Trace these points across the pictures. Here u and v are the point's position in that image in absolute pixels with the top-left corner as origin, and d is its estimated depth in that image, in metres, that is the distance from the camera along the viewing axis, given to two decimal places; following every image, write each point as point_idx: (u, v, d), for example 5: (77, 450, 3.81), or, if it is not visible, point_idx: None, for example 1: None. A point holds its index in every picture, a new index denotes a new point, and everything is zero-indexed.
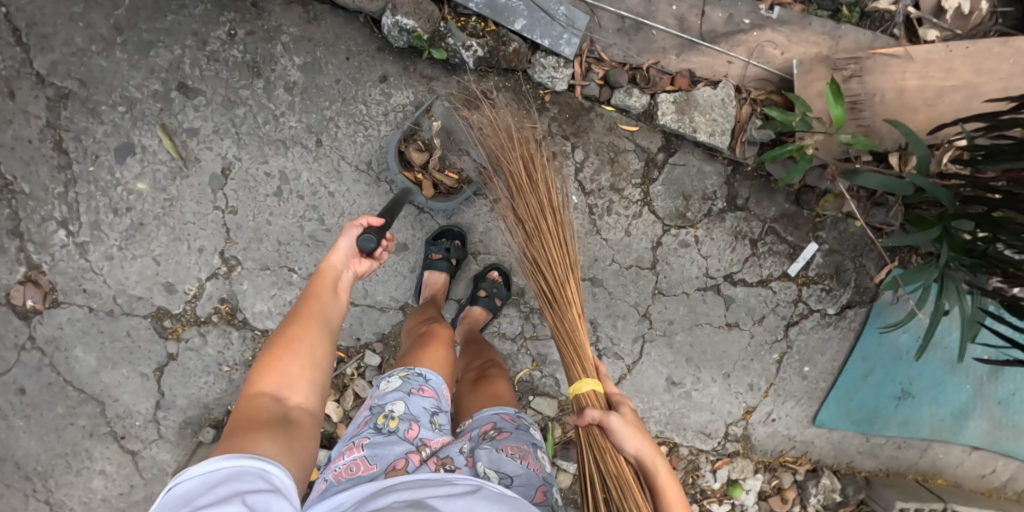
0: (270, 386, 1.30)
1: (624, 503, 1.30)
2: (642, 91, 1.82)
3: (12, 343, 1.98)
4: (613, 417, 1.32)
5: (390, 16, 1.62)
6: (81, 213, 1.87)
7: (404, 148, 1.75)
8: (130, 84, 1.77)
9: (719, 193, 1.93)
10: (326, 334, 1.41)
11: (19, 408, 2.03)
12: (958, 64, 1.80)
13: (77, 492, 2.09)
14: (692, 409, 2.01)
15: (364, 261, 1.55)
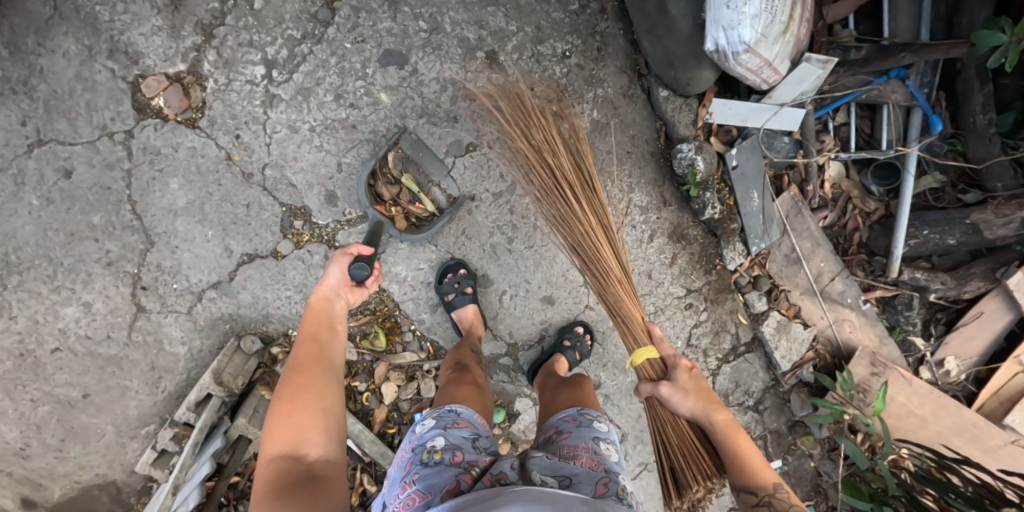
0: (282, 444, 1.20)
1: (687, 470, 1.49)
2: (767, 300, 2.14)
3: (101, 122, 1.64)
4: (662, 388, 1.47)
5: (693, 150, 1.84)
6: (299, 70, 1.67)
7: (371, 183, 1.70)
8: (448, 15, 1.71)
9: (755, 395, 2.21)
10: (328, 378, 1.31)
11: (47, 187, 1.66)
12: (946, 414, 2.09)
13: (37, 306, 1.73)
14: None
15: (352, 292, 1.47)
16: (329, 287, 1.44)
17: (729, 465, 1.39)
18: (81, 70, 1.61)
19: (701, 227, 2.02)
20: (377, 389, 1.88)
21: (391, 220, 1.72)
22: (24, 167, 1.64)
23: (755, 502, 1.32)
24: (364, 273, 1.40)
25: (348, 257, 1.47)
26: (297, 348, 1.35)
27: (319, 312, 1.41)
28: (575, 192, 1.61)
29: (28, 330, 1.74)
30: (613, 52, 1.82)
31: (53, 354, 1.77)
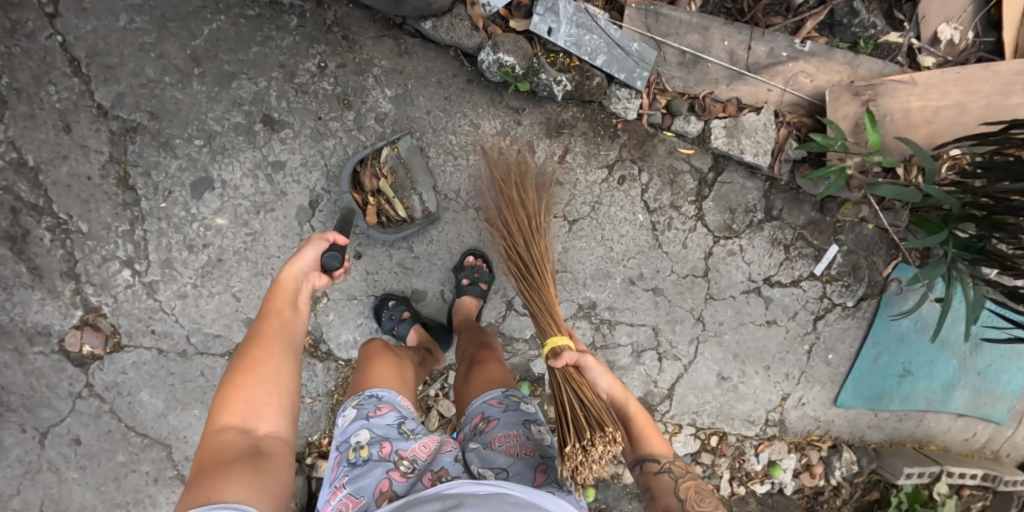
0: (236, 417, 1.19)
1: (600, 417, 1.28)
2: (698, 118, 1.95)
3: (66, 392, 1.86)
4: (589, 357, 1.33)
5: (491, 53, 1.71)
6: (150, 251, 1.80)
7: (360, 169, 1.73)
8: (209, 117, 1.73)
9: (759, 206, 2.09)
10: (286, 355, 1.29)
11: (72, 460, 1.89)
12: (951, 87, 1.91)
13: None
14: (738, 400, 2.21)
15: (315, 278, 1.42)
16: (297, 270, 1.39)
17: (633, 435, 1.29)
18: (23, 367, 1.84)
19: (572, 104, 1.88)
20: None
21: (362, 212, 1.72)
22: (48, 457, 1.89)
23: (658, 469, 1.26)
24: (337, 263, 1.41)
25: (321, 243, 1.44)
26: (259, 320, 1.32)
27: (281, 292, 1.36)
28: (524, 221, 1.66)
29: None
30: (359, 29, 1.73)
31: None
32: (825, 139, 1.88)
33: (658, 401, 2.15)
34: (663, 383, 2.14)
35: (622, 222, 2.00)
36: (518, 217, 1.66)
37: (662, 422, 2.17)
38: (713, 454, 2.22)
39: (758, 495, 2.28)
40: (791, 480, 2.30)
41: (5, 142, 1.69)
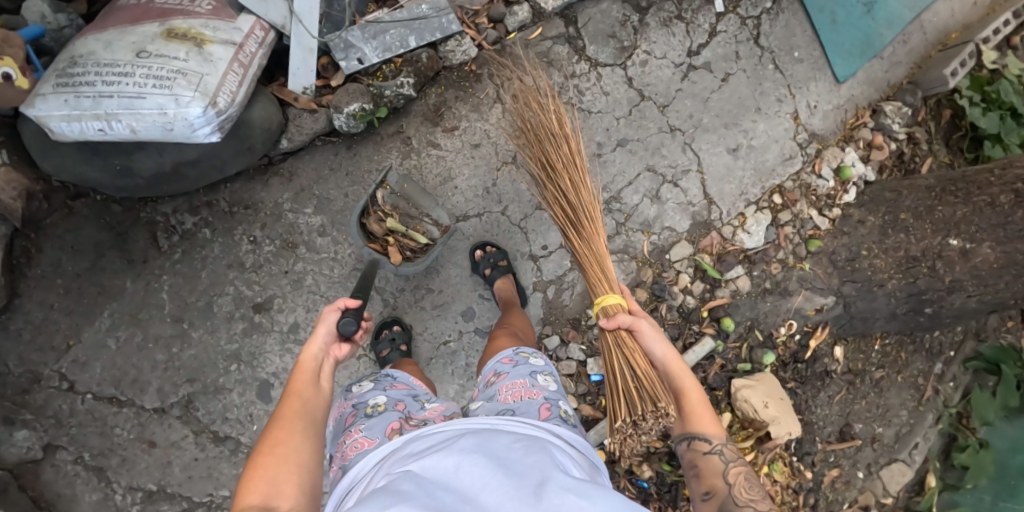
0: (257, 495, 1.06)
1: (654, 392, 1.43)
2: (519, 4, 2.02)
3: None
4: (645, 322, 1.43)
5: (338, 114, 1.84)
6: None
7: (365, 221, 1.87)
8: (222, 344, 1.89)
9: (628, 12, 2.14)
10: (305, 431, 1.16)
11: None
12: None
13: None
14: (764, 152, 2.26)
15: (341, 352, 1.33)
16: (316, 349, 1.28)
17: (685, 406, 1.37)
18: None
19: (429, 87, 1.98)
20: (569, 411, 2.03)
21: (386, 254, 1.86)
22: None
23: (709, 448, 1.34)
24: (353, 330, 1.30)
25: (335, 313, 1.33)
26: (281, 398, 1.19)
27: (301, 373, 1.25)
28: (570, 165, 1.68)
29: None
30: (249, 192, 1.90)
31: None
32: None
33: (708, 212, 2.22)
34: (696, 196, 2.22)
35: None
36: (569, 183, 1.66)
37: (725, 221, 2.24)
38: (787, 207, 2.28)
39: (853, 201, 2.31)
40: (866, 167, 2.32)
41: (126, 489, 1.85)
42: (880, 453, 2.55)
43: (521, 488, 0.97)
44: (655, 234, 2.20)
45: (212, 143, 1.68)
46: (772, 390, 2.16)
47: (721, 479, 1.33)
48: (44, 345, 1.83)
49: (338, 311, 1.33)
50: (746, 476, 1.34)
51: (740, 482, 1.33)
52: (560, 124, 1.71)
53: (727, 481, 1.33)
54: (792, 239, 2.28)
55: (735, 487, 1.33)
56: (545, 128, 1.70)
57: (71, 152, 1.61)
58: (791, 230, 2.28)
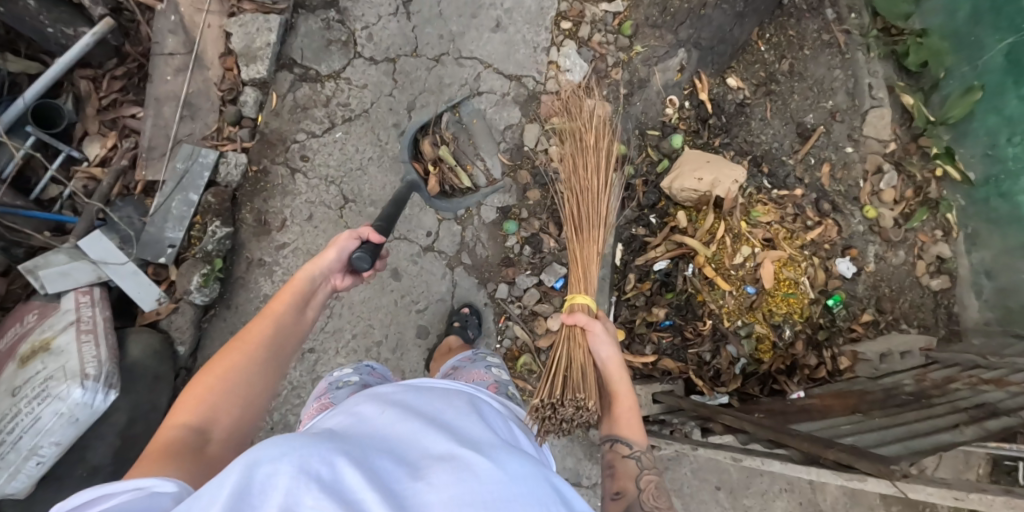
0: (194, 416, 1.20)
1: (581, 383, 1.45)
2: (242, 93, 2.12)
3: None
4: (597, 324, 1.49)
5: (190, 294, 1.96)
6: None
7: (421, 137, 2.19)
8: None
9: (324, 14, 2.21)
10: (264, 353, 1.32)
11: None
12: None
13: None
14: (521, 6, 2.31)
15: (331, 278, 1.50)
16: (311, 273, 1.44)
17: (615, 414, 1.46)
18: None
19: (238, 211, 2.08)
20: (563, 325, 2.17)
21: (427, 177, 2.15)
22: None
23: (628, 453, 1.42)
24: (365, 266, 1.43)
25: (353, 241, 1.49)
26: (258, 314, 1.36)
27: (291, 291, 1.40)
28: (594, 170, 1.89)
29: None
30: None
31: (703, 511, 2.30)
32: None
33: (523, 88, 2.27)
34: (503, 85, 2.27)
35: (346, 150, 2.16)
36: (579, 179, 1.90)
37: (542, 82, 2.29)
38: (579, 25, 2.33)
39: None
40: None
41: None
42: (850, 120, 2.44)
43: (445, 443, 1.04)
44: (502, 144, 2.24)
45: (126, 400, 1.83)
46: (693, 160, 2.16)
47: (631, 483, 1.41)
48: None
49: (354, 241, 1.50)
50: (653, 483, 1.43)
51: (650, 490, 1.41)
52: (592, 136, 1.95)
53: (636, 486, 1.41)
54: (605, 43, 2.33)
55: (644, 490, 1.41)
56: (565, 156, 1.98)
57: (43, 499, 1.76)
58: (598, 37, 2.33)
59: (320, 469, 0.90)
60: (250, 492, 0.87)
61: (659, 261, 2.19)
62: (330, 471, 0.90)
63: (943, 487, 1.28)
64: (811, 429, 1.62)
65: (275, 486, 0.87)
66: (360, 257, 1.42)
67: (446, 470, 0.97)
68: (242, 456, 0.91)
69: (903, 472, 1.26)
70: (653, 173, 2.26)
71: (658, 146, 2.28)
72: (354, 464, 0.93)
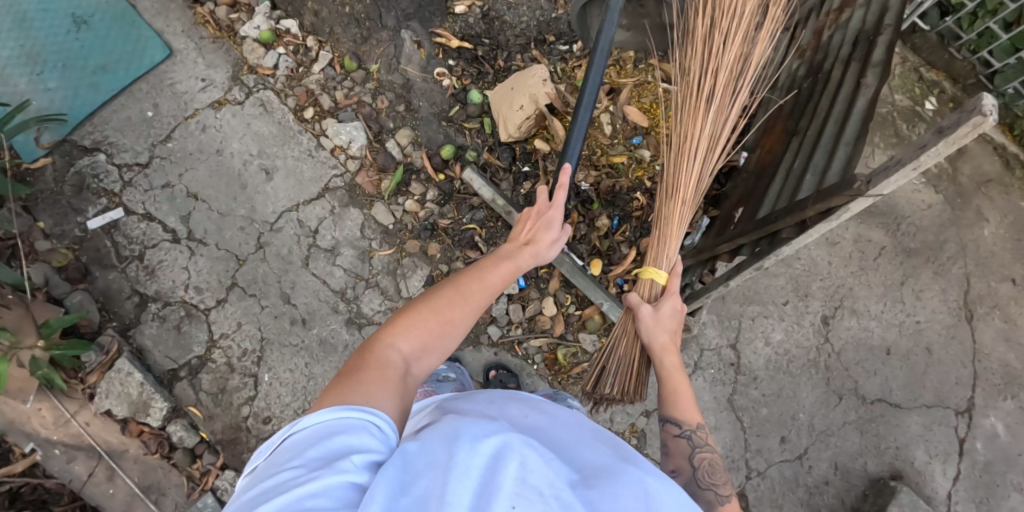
0: (405, 342, 1.27)
1: (623, 372, 1.69)
2: (170, 435, 2.03)
3: (747, 470, 2.34)
4: (648, 309, 1.58)
5: None
6: None
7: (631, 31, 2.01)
8: None
9: (149, 314, 2.09)
10: (473, 315, 1.40)
11: (777, 413, 2.36)
12: None
13: (775, 327, 2.39)
14: (265, 139, 2.23)
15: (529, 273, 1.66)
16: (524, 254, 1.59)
17: (667, 395, 1.49)
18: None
19: None
20: (557, 302, 2.23)
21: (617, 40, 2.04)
22: (789, 435, 2.35)
23: (680, 432, 1.46)
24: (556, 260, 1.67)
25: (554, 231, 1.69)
26: (484, 267, 1.49)
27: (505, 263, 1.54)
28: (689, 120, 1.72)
29: (792, 310, 2.39)
30: None
31: (772, 291, 2.40)
32: (72, 350, 1.90)
33: (338, 189, 2.23)
34: (325, 204, 2.22)
35: (284, 379, 2.09)
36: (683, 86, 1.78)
37: (344, 169, 2.25)
38: (316, 100, 2.27)
39: (298, 24, 2.29)
40: (257, 16, 2.28)
41: None
42: None
43: (604, 455, 1.04)
44: (373, 243, 2.20)
45: None
46: (502, 101, 2.19)
47: (687, 461, 1.44)
48: None
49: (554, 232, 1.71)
50: (711, 461, 1.44)
51: (704, 468, 1.43)
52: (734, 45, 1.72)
53: (691, 464, 1.43)
54: (348, 91, 2.28)
55: (698, 470, 1.43)
56: (688, 29, 1.79)
57: None
58: (339, 91, 2.28)
59: (516, 458, 0.93)
60: (469, 463, 0.92)
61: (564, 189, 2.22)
62: (527, 468, 0.92)
63: (897, 168, 1.32)
64: (778, 197, 1.78)
65: (495, 475, 0.90)
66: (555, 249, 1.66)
67: (617, 480, 0.97)
68: (450, 445, 0.96)
69: (864, 180, 1.39)
70: (489, 137, 2.25)
71: (469, 115, 2.25)
72: (546, 463, 0.95)
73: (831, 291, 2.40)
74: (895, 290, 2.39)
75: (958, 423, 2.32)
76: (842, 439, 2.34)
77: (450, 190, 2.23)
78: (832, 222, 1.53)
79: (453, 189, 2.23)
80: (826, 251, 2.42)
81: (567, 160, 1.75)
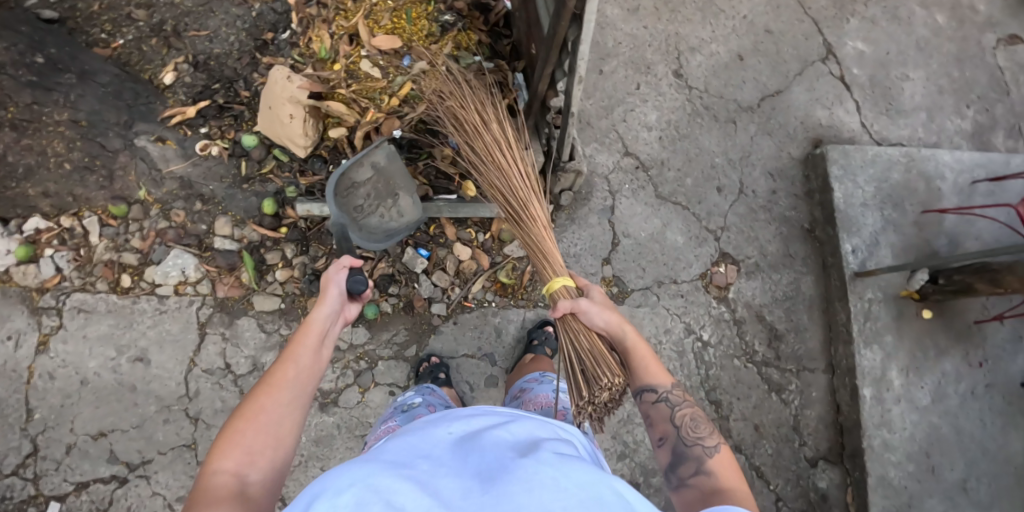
0: (230, 461, 1.25)
1: (597, 369, 1.64)
2: None
3: (708, 231, 2.54)
4: (584, 302, 1.65)
5: None
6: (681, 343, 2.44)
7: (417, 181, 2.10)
8: None
9: None
10: (293, 397, 1.37)
11: (695, 172, 2.58)
12: None
13: (641, 115, 2.58)
14: (114, 334, 2.06)
15: (344, 319, 1.60)
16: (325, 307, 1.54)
17: (634, 366, 1.56)
18: (735, 254, 2.56)
19: None
20: (465, 241, 2.23)
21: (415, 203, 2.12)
22: (715, 180, 2.59)
23: (658, 396, 1.51)
24: (362, 285, 1.60)
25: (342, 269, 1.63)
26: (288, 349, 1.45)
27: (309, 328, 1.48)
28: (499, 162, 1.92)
29: (648, 87, 2.62)
30: None
31: (620, 89, 2.60)
32: None
33: (216, 317, 2.11)
34: (216, 338, 2.10)
35: None
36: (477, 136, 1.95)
37: (203, 297, 2.11)
38: (124, 265, 2.09)
39: (43, 219, 2.06)
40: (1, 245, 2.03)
41: (774, 396, 2.53)
42: None
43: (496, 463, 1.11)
44: (283, 331, 2.12)
45: None
46: (275, 124, 2.05)
47: (670, 426, 1.49)
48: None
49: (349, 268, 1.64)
50: (695, 414, 1.49)
51: (693, 422, 1.48)
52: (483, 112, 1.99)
53: (675, 425, 1.48)
54: (144, 233, 2.10)
55: (684, 426, 1.48)
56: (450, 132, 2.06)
57: None
58: (137, 241, 2.10)
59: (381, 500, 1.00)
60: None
61: (387, 149, 2.14)
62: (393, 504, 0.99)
63: None
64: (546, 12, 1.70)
65: None
66: (359, 283, 1.60)
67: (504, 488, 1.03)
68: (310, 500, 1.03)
69: None
70: (292, 164, 2.16)
71: (260, 161, 2.16)
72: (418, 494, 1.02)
73: (669, 45, 2.68)
74: (712, 6, 2.75)
75: (830, 68, 2.75)
76: (759, 150, 2.65)
77: (301, 235, 2.16)
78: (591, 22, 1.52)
79: (304, 232, 2.16)
80: (637, 21, 2.69)
81: (345, 252, 1.80)
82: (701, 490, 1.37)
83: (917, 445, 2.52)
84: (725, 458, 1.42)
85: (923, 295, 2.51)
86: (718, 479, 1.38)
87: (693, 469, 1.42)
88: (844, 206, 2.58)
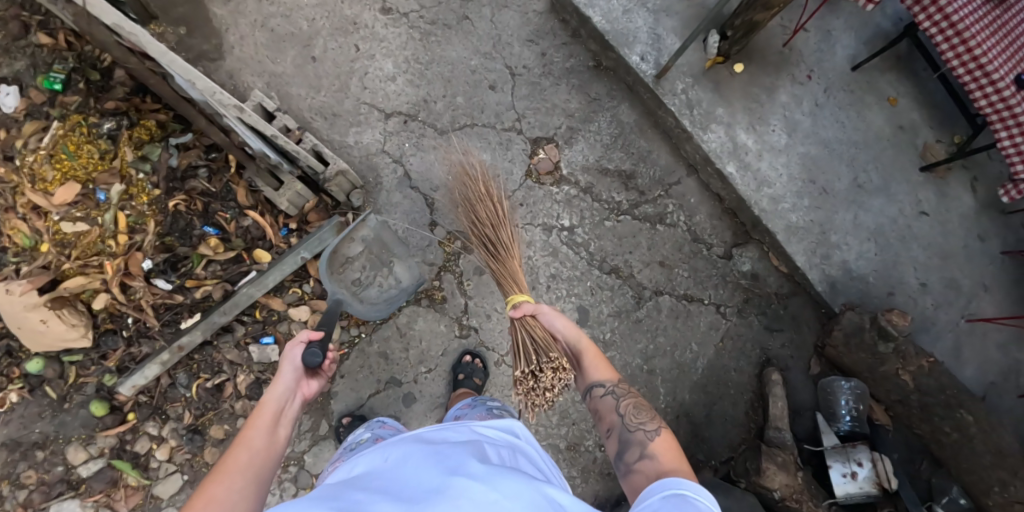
0: None
1: (543, 353, 1.82)
2: None
3: (509, 132, 2.45)
4: (545, 309, 1.87)
5: None
6: (552, 245, 2.41)
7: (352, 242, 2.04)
8: (608, 348, 2.40)
9: None
10: (248, 474, 1.42)
11: (463, 88, 2.44)
12: None
13: (379, 71, 2.41)
14: None
15: (300, 394, 1.63)
16: (280, 387, 1.59)
17: (585, 365, 1.81)
18: (545, 135, 2.48)
19: None
20: (299, 300, 2.13)
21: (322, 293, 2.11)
22: (485, 82, 2.47)
23: (603, 392, 1.75)
24: (315, 356, 1.61)
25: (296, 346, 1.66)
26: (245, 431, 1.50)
27: (267, 408, 1.53)
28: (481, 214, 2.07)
29: (369, 39, 2.42)
30: (602, 480, 2.26)
31: (341, 59, 2.39)
32: None
33: None
34: None
35: None
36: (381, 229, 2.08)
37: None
38: None
39: None
40: None
41: (662, 228, 2.52)
42: None
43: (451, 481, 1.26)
44: None
45: None
46: (36, 337, 1.87)
47: (614, 414, 1.74)
48: (728, 337, 2.48)
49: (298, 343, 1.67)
50: (636, 404, 1.74)
51: (631, 409, 1.73)
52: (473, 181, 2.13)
53: (619, 412, 1.73)
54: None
55: (625, 415, 1.72)
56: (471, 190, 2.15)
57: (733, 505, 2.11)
58: None
59: None
60: None
61: (155, 282, 1.96)
62: None
63: None
64: None
65: None
66: (309, 352, 1.61)
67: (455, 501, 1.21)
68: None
69: None
70: (90, 357, 1.98)
71: (61, 376, 1.99)
72: None
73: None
74: None
75: None
76: (506, 27, 2.52)
77: (151, 408, 2.03)
78: (151, 38, 1.78)
79: (152, 404, 2.03)
80: None
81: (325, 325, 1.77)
82: (647, 472, 1.59)
83: (797, 181, 2.58)
84: (664, 441, 1.65)
85: (725, 55, 2.51)
86: (660, 461, 1.60)
87: (638, 453, 1.65)
88: (610, 26, 2.50)
